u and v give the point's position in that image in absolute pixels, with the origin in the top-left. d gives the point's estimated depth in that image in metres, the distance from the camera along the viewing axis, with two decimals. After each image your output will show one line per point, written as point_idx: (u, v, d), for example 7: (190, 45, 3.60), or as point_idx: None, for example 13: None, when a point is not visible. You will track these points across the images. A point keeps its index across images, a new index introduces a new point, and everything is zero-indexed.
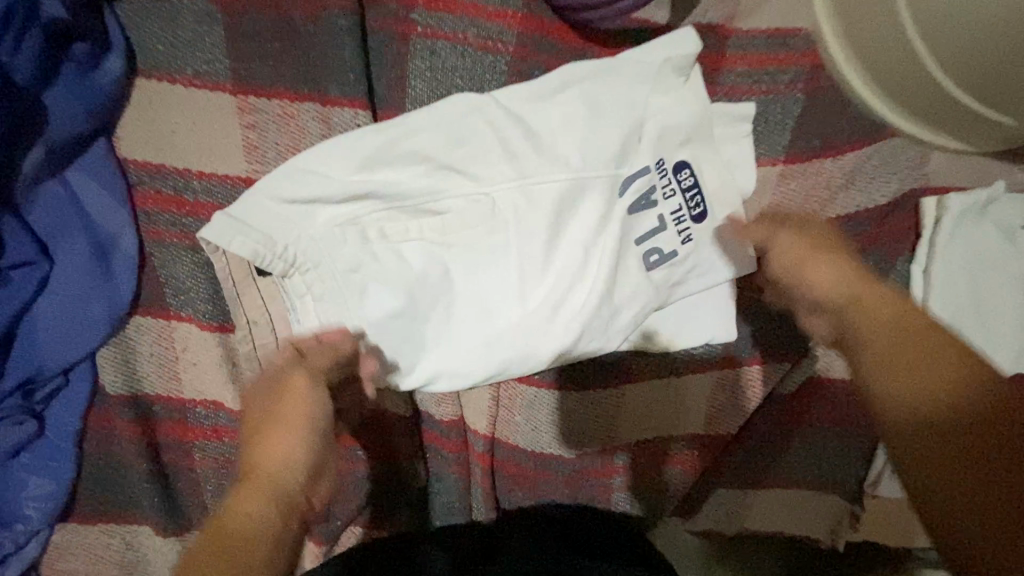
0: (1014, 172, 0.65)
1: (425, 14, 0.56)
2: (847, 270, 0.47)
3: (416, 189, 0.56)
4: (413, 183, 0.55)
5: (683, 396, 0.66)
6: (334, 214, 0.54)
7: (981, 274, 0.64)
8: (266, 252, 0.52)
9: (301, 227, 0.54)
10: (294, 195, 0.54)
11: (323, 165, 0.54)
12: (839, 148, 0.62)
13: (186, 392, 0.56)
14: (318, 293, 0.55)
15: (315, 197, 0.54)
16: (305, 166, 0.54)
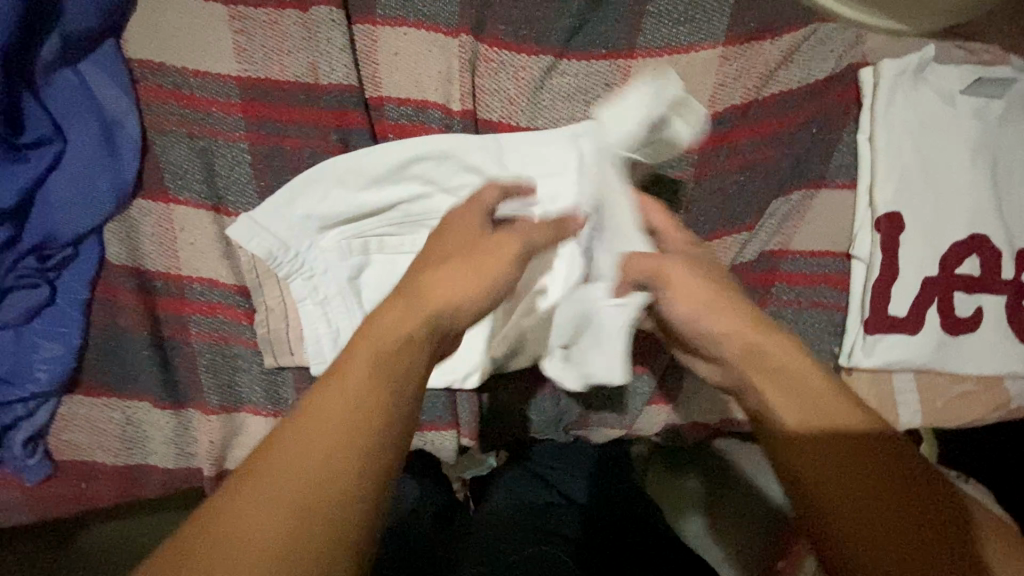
0: (949, 48, 0.69)
1: None
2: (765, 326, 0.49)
3: (415, 209, 0.64)
4: (410, 203, 0.64)
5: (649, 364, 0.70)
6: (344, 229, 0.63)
7: (926, 140, 0.67)
8: (280, 252, 0.61)
9: (311, 238, 0.62)
10: (306, 213, 0.62)
11: (332, 190, 0.62)
12: (777, 30, 0.66)
13: (183, 269, 0.62)
14: (318, 297, 0.63)
15: (323, 215, 0.62)
16: (314, 194, 0.62)
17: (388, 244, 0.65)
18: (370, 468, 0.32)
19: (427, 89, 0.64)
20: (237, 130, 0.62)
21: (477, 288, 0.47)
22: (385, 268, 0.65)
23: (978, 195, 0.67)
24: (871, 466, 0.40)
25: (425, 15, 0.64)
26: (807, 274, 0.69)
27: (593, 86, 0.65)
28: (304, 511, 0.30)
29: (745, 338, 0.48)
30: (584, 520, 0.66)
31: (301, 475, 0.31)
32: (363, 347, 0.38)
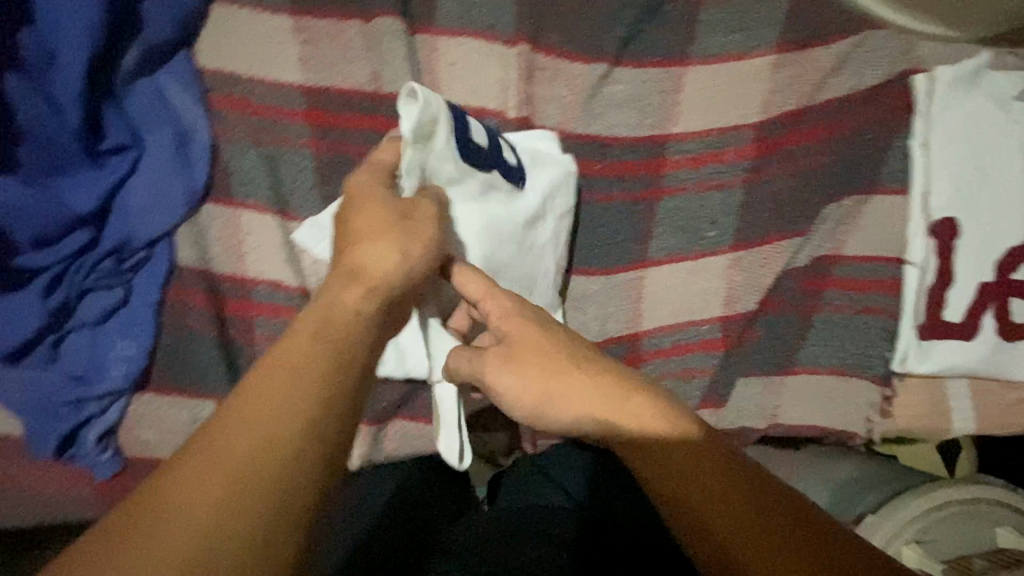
0: (1004, 53, 0.68)
1: None
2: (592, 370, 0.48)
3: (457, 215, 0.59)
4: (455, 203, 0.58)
5: (701, 369, 0.71)
6: None
7: (980, 146, 0.67)
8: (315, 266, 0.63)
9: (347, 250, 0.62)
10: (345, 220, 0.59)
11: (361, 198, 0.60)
12: (827, 38, 0.67)
13: (248, 271, 0.64)
14: None
15: None
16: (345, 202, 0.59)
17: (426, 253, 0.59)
18: (316, 428, 0.33)
19: (485, 97, 0.66)
20: (302, 137, 0.64)
21: (405, 258, 0.46)
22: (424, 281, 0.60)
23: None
24: (757, 496, 0.41)
25: (482, 26, 0.65)
26: (860, 279, 0.69)
27: (647, 93, 0.66)
28: (245, 476, 0.30)
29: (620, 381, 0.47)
30: (580, 521, 0.60)
31: (242, 446, 0.31)
32: (313, 325, 0.39)
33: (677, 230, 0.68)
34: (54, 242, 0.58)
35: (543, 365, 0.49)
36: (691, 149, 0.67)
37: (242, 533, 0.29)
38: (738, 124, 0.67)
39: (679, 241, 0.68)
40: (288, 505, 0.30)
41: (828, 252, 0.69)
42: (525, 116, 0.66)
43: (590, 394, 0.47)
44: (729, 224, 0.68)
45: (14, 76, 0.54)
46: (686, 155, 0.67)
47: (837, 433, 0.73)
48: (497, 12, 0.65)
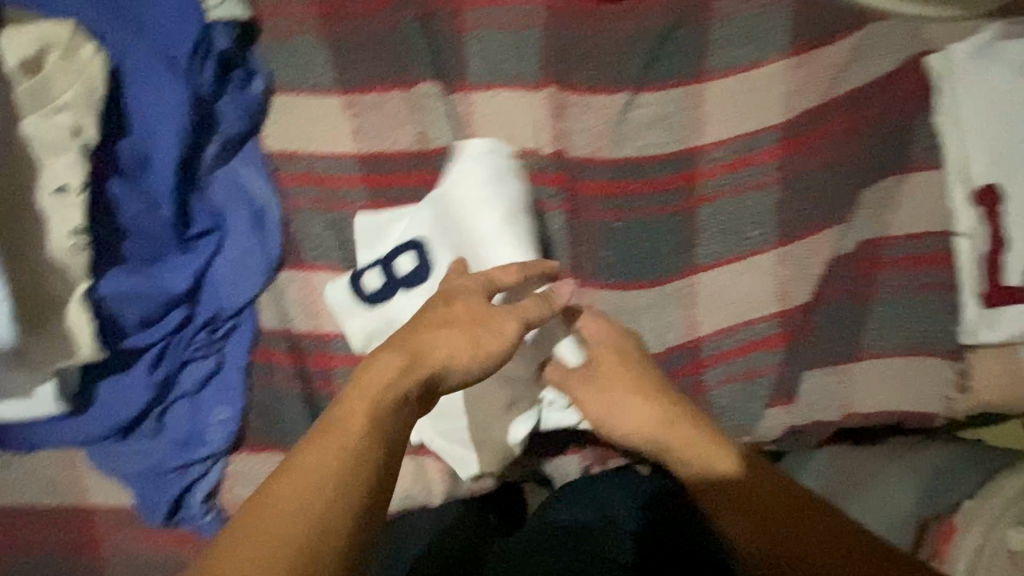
0: (1009, 25, 0.71)
1: (472, 12, 0.72)
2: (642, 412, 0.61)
3: None
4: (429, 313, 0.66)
5: (766, 367, 0.71)
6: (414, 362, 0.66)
7: (1000, 115, 0.69)
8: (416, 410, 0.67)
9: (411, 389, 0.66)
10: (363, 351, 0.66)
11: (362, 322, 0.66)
12: (835, 38, 0.71)
13: (325, 328, 0.69)
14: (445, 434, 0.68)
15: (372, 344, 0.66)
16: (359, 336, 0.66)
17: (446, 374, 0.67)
18: (336, 517, 0.39)
19: (521, 139, 0.72)
20: (361, 200, 0.70)
21: (482, 355, 0.50)
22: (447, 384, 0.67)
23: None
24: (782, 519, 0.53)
25: (510, 76, 0.72)
26: (910, 257, 0.69)
27: (672, 112, 0.71)
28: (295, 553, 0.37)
29: (675, 412, 0.60)
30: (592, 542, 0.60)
31: (293, 520, 0.38)
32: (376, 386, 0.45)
33: (723, 232, 0.71)
34: (157, 322, 0.64)
35: (599, 389, 0.63)
36: (723, 157, 0.71)
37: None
38: (764, 127, 0.71)
39: (724, 243, 0.71)
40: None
41: (874, 237, 0.70)
42: (559, 150, 0.71)
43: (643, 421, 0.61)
44: (771, 222, 0.70)
45: (117, 182, 0.62)
46: (717, 164, 0.71)
47: (919, 417, 0.71)
48: (522, 63, 0.71)
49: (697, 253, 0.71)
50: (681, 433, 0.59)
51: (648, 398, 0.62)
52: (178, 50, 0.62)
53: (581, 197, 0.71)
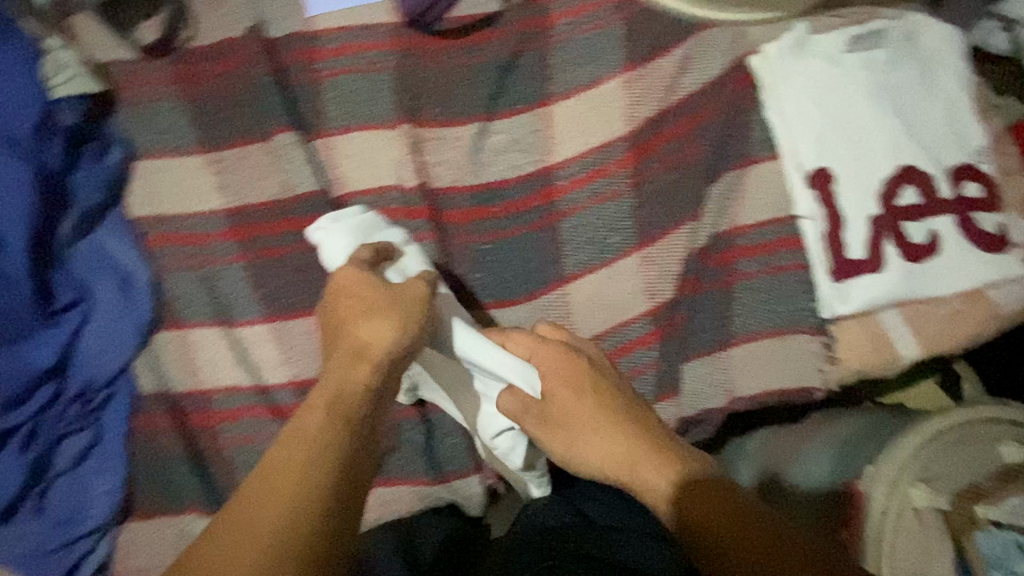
0: (826, 18, 0.76)
1: (325, 62, 0.76)
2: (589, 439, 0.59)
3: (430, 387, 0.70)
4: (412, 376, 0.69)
5: (645, 365, 0.74)
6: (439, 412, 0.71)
7: (827, 101, 0.73)
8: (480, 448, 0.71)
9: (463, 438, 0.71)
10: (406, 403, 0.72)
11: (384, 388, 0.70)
12: (666, 50, 0.76)
13: (207, 383, 0.69)
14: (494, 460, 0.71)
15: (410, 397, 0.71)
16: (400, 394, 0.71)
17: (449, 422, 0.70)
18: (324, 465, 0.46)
19: (382, 176, 0.74)
20: (232, 254, 0.72)
21: (401, 330, 0.56)
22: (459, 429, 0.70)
23: (897, 130, 0.73)
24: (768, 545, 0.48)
25: (366, 119, 0.74)
26: (762, 245, 0.73)
27: (523, 135, 0.75)
28: (275, 535, 0.42)
29: (647, 439, 0.57)
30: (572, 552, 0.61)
31: (267, 508, 0.43)
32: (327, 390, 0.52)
33: (587, 241, 0.74)
34: (23, 401, 0.63)
35: (555, 428, 0.61)
36: (577, 172, 0.74)
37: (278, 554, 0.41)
38: (611, 139, 0.74)
39: (588, 252, 0.74)
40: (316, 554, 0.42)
41: (726, 229, 0.74)
42: (421, 182, 0.73)
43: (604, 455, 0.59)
44: (629, 227, 0.74)
45: None
46: (572, 178, 0.74)
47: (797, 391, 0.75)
48: (377, 105, 0.75)
49: (564, 264, 0.74)
50: (643, 468, 0.56)
51: (603, 429, 0.59)
52: (21, 132, 0.66)
53: (448, 225, 0.74)
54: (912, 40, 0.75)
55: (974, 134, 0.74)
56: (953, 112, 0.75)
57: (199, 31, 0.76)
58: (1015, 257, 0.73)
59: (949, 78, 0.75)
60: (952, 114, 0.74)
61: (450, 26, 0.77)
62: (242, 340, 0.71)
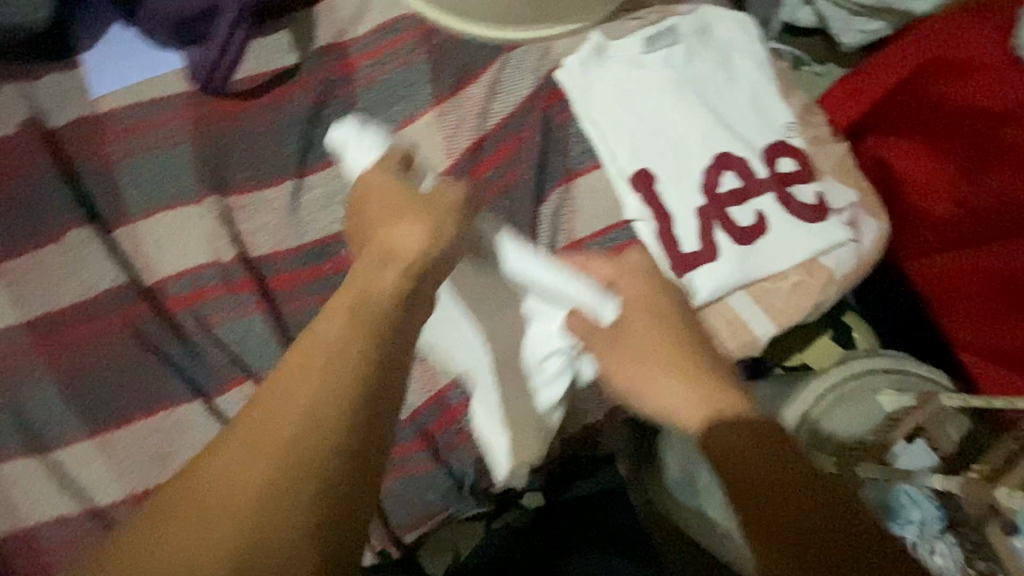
0: (622, 23, 0.78)
1: (118, 145, 0.71)
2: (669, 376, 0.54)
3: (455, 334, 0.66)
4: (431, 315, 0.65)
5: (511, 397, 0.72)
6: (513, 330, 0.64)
7: (634, 104, 0.75)
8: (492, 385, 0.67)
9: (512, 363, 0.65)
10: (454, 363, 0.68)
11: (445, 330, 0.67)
12: (473, 77, 0.75)
13: (29, 520, 0.62)
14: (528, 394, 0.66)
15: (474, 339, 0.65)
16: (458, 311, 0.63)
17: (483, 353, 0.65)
18: (319, 422, 0.34)
19: (196, 254, 0.69)
20: (37, 369, 0.65)
21: (434, 236, 0.48)
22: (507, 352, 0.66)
23: (706, 122, 0.74)
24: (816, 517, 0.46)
25: (171, 197, 0.70)
26: (602, 255, 0.73)
27: (343, 186, 0.72)
28: (270, 499, 0.32)
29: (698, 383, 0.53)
30: None
31: (260, 456, 0.33)
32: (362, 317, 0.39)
33: None
34: None
35: (629, 354, 0.56)
36: None
37: (291, 514, 0.32)
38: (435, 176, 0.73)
39: None
40: (345, 493, 0.33)
41: (566, 245, 0.73)
42: (241, 253, 0.69)
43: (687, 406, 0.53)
44: None
45: None
46: None
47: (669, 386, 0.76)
48: (181, 181, 0.70)
49: None
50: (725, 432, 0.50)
51: (684, 373, 0.54)
52: None
53: (277, 292, 0.70)
54: (706, 31, 0.78)
55: (780, 111, 0.77)
56: (756, 99, 0.77)
57: None
58: (839, 222, 0.75)
59: (747, 61, 0.78)
60: (754, 96, 0.77)
61: (249, 87, 0.74)
62: (63, 461, 0.64)
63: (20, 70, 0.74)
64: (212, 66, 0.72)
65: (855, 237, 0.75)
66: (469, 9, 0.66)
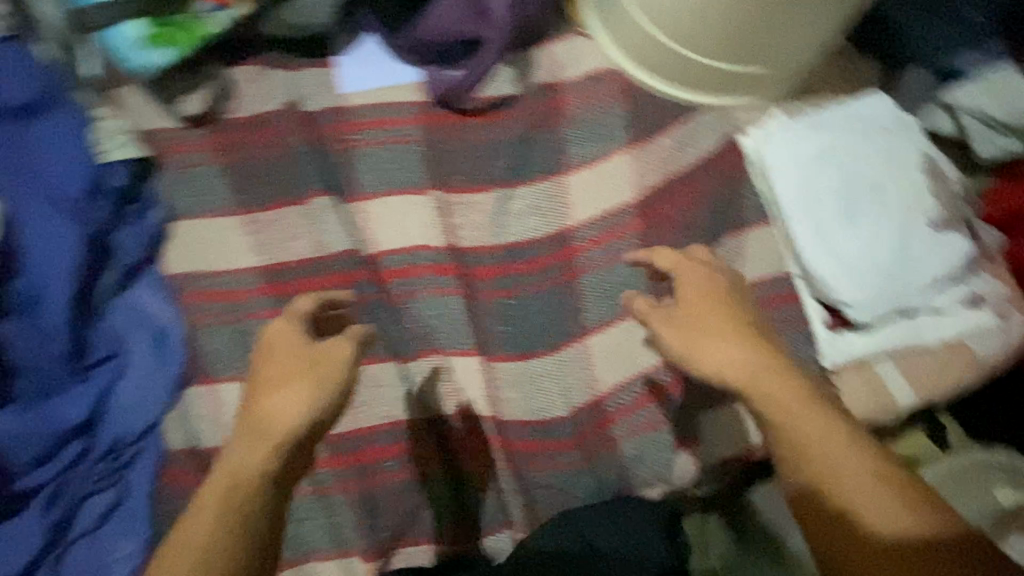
0: (797, 105, 0.90)
1: (359, 134, 0.82)
2: (728, 350, 0.63)
3: (811, 229, 0.80)
4: (844, 208, 0.80)
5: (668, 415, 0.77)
6: (840, 255, 0.79)
7: (811, 176, 0.81)
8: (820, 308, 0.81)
9: (851, 277, 0.78)
10: (810, 241, 0.79)
11: (792, 217, 0.80)
12: (666, 128, 0.85)
13: (235, 440, 0.69)
14: (850, 339, 0.80)
15: (820, 234, 0.79)
16: (809, 227, 0.80)
17: (840, 256, 0.79)
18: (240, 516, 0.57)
19: (412, 235, 0.78)
20: (264, 309, 0.73)
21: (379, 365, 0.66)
22: (843, 261, 0.78)
23: (911, 182, 0.82)
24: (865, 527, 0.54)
25: (399, 184, 0.80)
26: (763, 299, 0.81)
27: (543, 200, 0.81)
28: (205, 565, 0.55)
29: (760, 360, 0.62)
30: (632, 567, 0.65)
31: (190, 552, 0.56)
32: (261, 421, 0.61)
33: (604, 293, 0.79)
34: (54, 457, 0.62)
35: (682, 329, 0.66)
36: (594, 233, 0.81)
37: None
38: (623, 205, 0.82)
39: (602, 306, 0.79)
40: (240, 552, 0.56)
41: (731, 285, 0.81)
42: (449, 243, 0.79)
43: (733, 357, 0.63)
44: (644, 284, 0.80)
45: (11, 322, 0.62)
46: (591, 238, 0.80)
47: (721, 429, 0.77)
48: (409, 171, 0.81)
49: (585, 316, 0.79)
50: (761, 388, 0.61)
51: (729, 337, 0.64)
52: (70, 189, 0.66)
53: (475, 280, 0.78)
54: (873, 116, 0.85)
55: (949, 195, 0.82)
56: (930, 170, 0.83)
57: (241, 104, 0.82)
58: (988, 309, 0.80)
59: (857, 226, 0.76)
60: (929, 208, 0.81)
61: (475, 105, 0.85)
62: None
63: (278, 59, 0.84)
64: (467, 89, 0.84)
65: (1004, 326, 0.80)
66: (704, 79, 0.85)
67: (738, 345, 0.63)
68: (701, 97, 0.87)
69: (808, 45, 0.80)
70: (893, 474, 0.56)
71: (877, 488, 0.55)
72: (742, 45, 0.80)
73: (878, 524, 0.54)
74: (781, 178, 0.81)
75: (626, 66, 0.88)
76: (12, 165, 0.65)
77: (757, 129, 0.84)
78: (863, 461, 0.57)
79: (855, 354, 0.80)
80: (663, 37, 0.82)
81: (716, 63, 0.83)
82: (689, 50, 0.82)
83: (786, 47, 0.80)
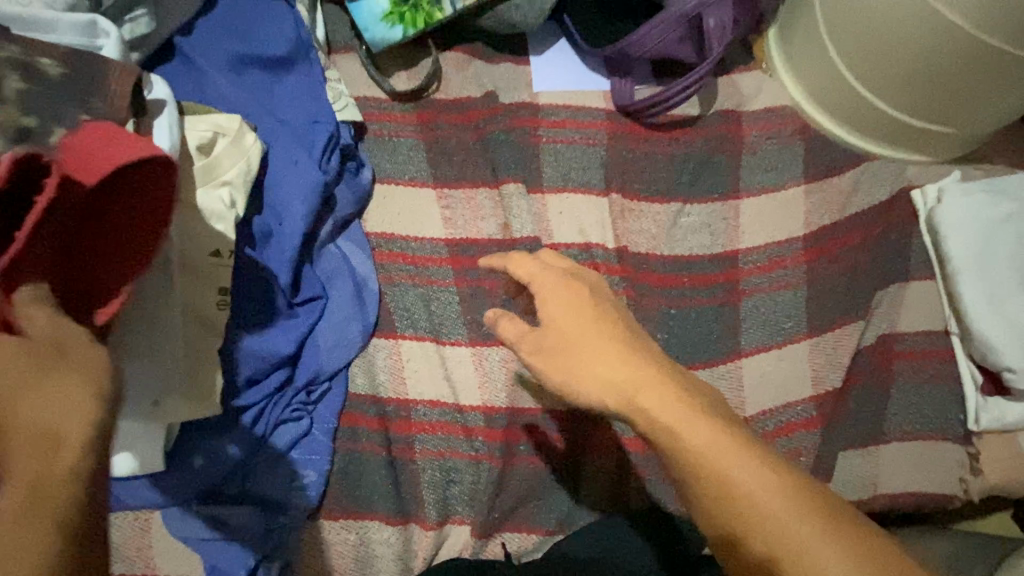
0: (970, 169, 0.91)
1: (548, 130, 0.86)
2: (616, 358, 0.56)
3: (979, 291, 0.80)
4: (1015, 276, 0.81)
5: (811, 447, 0.78)
6: (1006, 321, 0.79)
7: (987, 240, 0.82)
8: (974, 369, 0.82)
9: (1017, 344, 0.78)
10: (978, 302, 0.80)
11: (962, 276, 0.81)
12: (839, 171, 0.88)
13: (410, 394, 0.74)
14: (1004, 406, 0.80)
15: (989, 298, 0.80)
16: (979, 288, 0.80)
17: (1005, 322, 0.79)
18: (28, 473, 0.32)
19: (587, 233, 0.82)
20: (447, 278, 0.78)
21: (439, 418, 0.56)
22: (1009, 328, 0.79)
23: None
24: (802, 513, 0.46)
25: (579, 183, 0.84)
26: (917, 351, 0.82)
27: (714, 220, 0.85)
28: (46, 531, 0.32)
29: (638, 359, 0.55)
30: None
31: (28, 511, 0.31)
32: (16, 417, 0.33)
33: (762, 320, 0.82)
34: (261, 381, 0.68)
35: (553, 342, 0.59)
36: (759, 260, 0.83)
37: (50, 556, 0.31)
38: (789, 238, 0.84)
39: (758, 331, 0.81)
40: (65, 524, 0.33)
41: (886, 332, 0.83)
42: (621, 245, 0.82)
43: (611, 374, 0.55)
44: (800, 317, 0.82)
45: (246, 251, 0.68)
46: (755, 265, 0.83)
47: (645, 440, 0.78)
48: (589, 171, 0.85)
49: (740, 336, 0.81)
50: (651, 394, 0.53)
51: (607, 352, 0.56)
52: (313, 142, 0.72)
53: (641, 283, 0.81)
54: None
55: None
56: None
57: (445, 87, 0.87)
58: None
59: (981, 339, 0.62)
60: None
61: (658, 121, 0.88)
62: (446, 357, 0.76)
63: (483, 51, 0.90)
64: (659, 104, 0.85)
65: None
66: (886, 130, 0.87)
67: (622, 358, 0.56)
68: (876, 147, 0.89)
69: (999, 114, 0.81)
70: (823, 497, 0.47)
71: (787, 490, 0.47)
72: (936, 103, 0.81)
73: (828, 558, 0.44)
74: (954, 235, 0.82)
75: (807, 106, 0.90)
76: (261, 111, 0.71)
77: (933, 188, 0.86)
78: (757, 465, 0.48)
79: (1008, 422, 0.79)
80: (856, 83, 0.84)
81: (903, 117, 0.84)
82: (880, 100, 0.84)
83: (977, 113, 0.81)
